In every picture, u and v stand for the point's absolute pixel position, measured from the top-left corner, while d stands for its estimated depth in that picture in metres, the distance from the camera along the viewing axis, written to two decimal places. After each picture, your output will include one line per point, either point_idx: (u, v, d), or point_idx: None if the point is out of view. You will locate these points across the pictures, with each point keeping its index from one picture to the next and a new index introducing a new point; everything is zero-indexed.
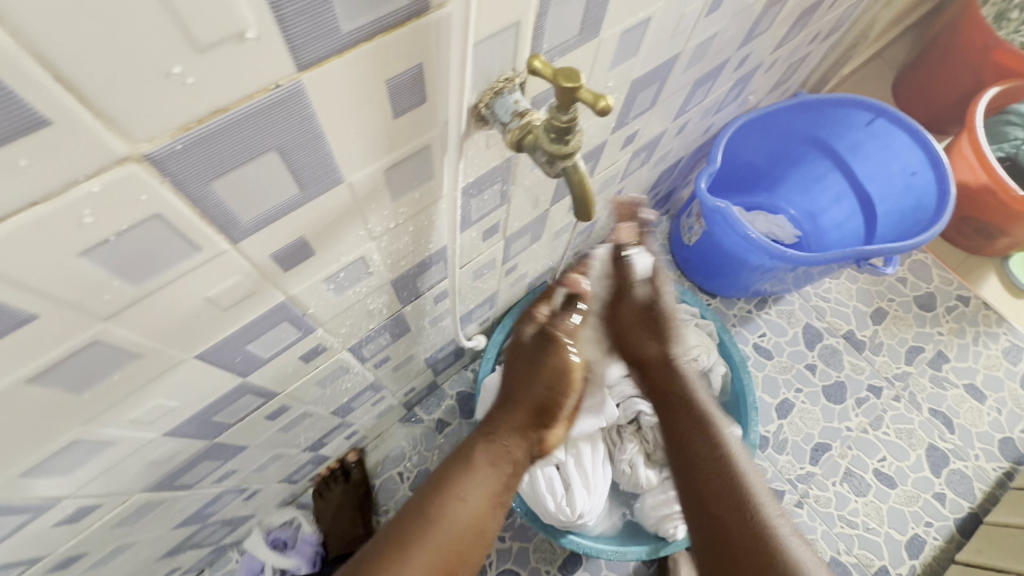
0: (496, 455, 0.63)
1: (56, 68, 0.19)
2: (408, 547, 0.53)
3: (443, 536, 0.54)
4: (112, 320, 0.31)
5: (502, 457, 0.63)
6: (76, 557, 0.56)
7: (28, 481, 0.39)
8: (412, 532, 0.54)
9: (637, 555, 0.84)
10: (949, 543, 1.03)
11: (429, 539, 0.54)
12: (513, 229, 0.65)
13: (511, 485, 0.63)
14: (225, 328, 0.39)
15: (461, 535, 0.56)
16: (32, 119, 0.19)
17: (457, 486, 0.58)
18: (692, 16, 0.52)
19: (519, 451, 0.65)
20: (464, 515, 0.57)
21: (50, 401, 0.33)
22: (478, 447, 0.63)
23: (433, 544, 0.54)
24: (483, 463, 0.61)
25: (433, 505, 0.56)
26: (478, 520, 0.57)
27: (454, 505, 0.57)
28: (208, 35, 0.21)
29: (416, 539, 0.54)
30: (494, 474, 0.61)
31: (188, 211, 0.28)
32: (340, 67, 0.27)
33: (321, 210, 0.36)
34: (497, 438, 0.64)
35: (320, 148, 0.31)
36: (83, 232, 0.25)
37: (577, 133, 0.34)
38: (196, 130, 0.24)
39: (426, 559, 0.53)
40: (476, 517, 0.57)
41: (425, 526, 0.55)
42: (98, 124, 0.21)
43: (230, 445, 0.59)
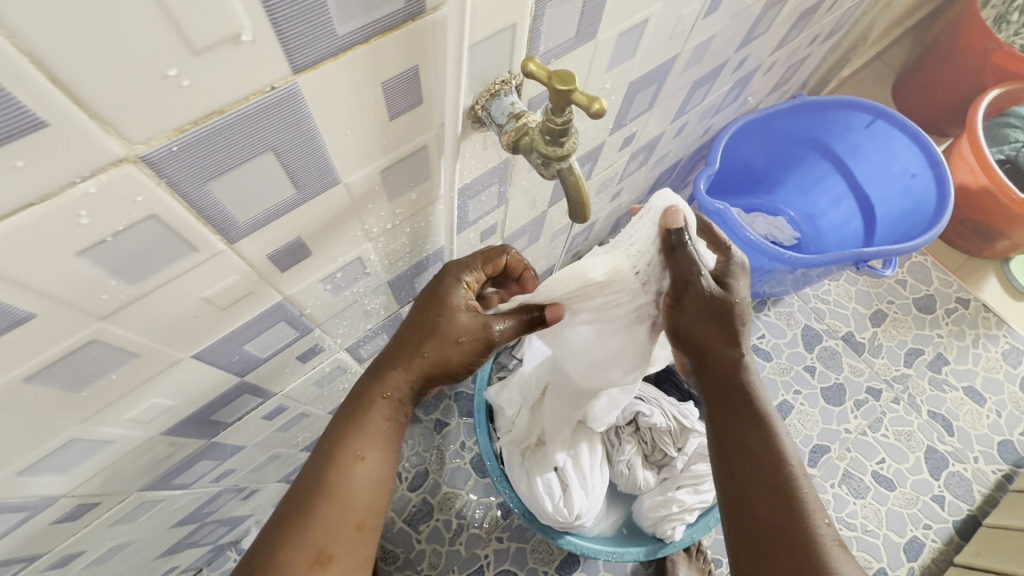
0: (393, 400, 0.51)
1: (52, 70, 0.19)
2: (302, 529, 0.46)
3: (341, 505, 0.47)
4: (110, 320, 0.31)
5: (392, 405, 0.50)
6: (74, 555, 0.56)
7: (26, 479, 0.39)
8: (305, 510, 0.47)
9: (635, 555, 0.86)
10: (948, 545, 1.02)
11: (326, 514, 0.47)
12: (510, 229, 0.65)
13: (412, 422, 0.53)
14: (222, 328, 0.39)
15: (362, 496, 0.48)
16: (28, 121, 0.20)
17: (349, 445, 0.49)
18: (689, 19, 0.52)
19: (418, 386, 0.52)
20: (363, 477, 0.48)
21: (48, 400, 0.33)
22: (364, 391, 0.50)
23: (333, 517, 0.47)
24: (376, 412, 0.50)
25: (324, 475, 0.48)
26: (380, 470, 0.49)
27: (347, 471, 0.48)
28: (204, 38, 0.22)
29: (310, 519, 0.46)
30: (392, 423, 0.51)
31: (185, 212, 0.28)
32: (335, 69, 0.27)
33: (317, 210, 0.36)
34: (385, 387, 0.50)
35: (316, 149, 0.31)
36: (80, 232, 0.25)
37: (572, 135, 0.35)
38: (192, 131, 0.24)
39: (326, 533, 0.46)
40: (380, 470, 0.49)
41: (318, 501, 0.47)
42: (95, 126, 0.21)
43: (228, 444, 0.60)
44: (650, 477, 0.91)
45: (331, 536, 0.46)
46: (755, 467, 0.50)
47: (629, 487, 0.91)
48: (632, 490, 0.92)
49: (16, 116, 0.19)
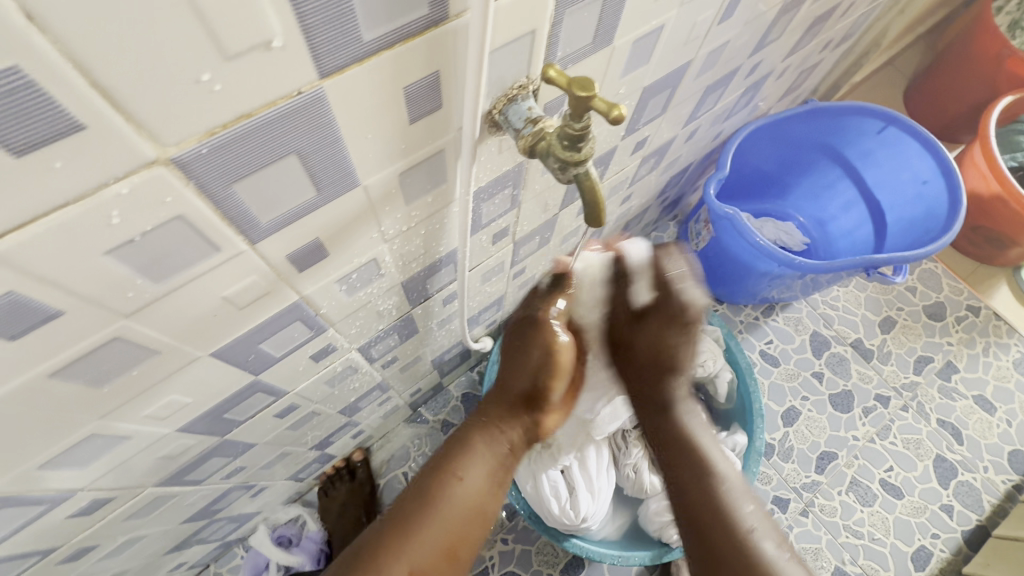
0: (496, 437, 0.60)
1: (91, 74, 0.19)
2: (405, 540, 0.50)
3: (440, 524, 0.52)
4: (133, 318, 0.31)
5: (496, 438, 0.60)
6: (87, 549, 0.57)
7: (45, 473, 0.40)
8: (407, 522, 0.51)
9: (641, 559, 0.84)
10: (956, 555, 1.02)
11: (427, 529, 0.51)
12: (522, 232, 0.66)
13: (508, 465, 0.60)
14: (240, 327, 0.40)
15: (460, 521, 0.53)
16: (66, 123, 0.20)
17: (454, 469, 0.56)
18: (704, 25, 0.52)
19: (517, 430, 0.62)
20: (463, 500, 0.54)
21: (72, 395, 0.34)
22: (475, 428, 0.59)
23: (432, 535, 0.51)
24: (481, 446, 0.58)
25: (431, 492, 0.53)
26: (478, 501, 0.55)
27: (450, 490, 0.54)
28: (236, 44, 0.22)
29: (413, 531, 0.51)
30: (491, 454, 0.59)
31: (210, 212, 0.28)
32: (360, 74, 0.28)
33: (337, 212, 0.36)
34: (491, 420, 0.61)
35: (337, 152, 0.31)
36: (110, 231, 0.25)
37: (589, 140, 0.35)
38: (221, 134, 0.25)
39: (425, 549, 0.50)
40: (476, 501, 0.55)
41: (420, 514, 0.52)
42: (129, 129, 0.22)
43: (240, 441, 0.60)
44: (656, 481, 0.90)
45: (429, 554, 0.50)
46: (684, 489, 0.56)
47: (635, 491, 0.92)
48: (639, 494, 0.92)
49: (54, 118, 0.20)
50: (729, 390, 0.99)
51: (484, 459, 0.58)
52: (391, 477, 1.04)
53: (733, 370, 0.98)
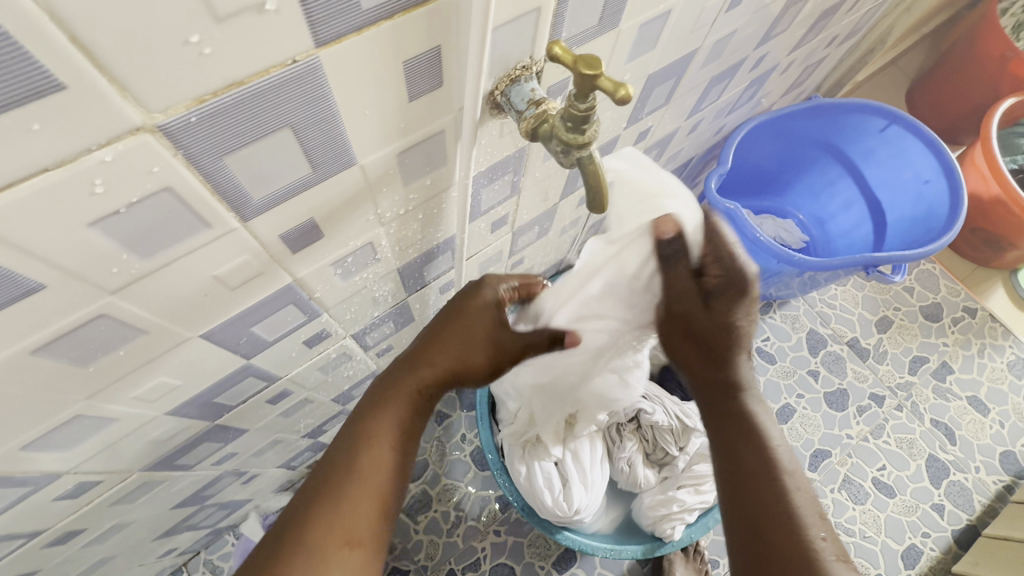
0: (418, 396, 0.53)
1: (72, 30, 0.18)
2: (333, 510, 0.44)
3: (366, 487, 0.46)
4: (120, 294, 0.30)
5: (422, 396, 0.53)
6: (75, 533, 0.56)
7: (29, 455, 0.39)
8: (333, 494, 0.45)
9: (633, 553, 0.86)
10: (946, 554, 1.02)
11: (353, 494, 0.45)
12: (522, 221, 0.65)
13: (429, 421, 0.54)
14: (231, 308, 0.39)
15: (390, 480, 0.48)
16: (47, 82, 0.19)
17: (372, 428, 0.49)
18: (711, 12, 0.51)
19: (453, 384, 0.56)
20: (390, 461, 0.48)
21: (56, 374, 0.33)
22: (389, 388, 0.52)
23: (361, 499, 0.45)
24: (399, 404, 0.51)
25: (352, 457, 0.47)
26: (404, 459, 0.50)
27: (374, 452, 0.48)
28: (228, 5, 0.21)
29: (337, 498, 0.44)
30: (415, 409, 0.52)
31: (199, 185, 0.27)
32: (358, 45, 0.26)
33: (333, 191, 0.35)
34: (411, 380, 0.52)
35: (333, 128, 0.30)
36: (95, 201, 0.24)
37: (594, 122, 0.34)
38: (211, 102, 0.24)
39: (354, 514, 0.44)
40: (404, 459, 0.50)
41: (342, 480, 0.45)
42: (114, 92, 0.21)
43: (231, 427, 0.59)
44: (650, 475, 0.90)
45: (361, 516, 0.45)
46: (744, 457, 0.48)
47: (629, 485, 0.91)
48: (632, 488, 0.91)
49: (33, 75, 0.19)
50: None
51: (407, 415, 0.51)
52: None
53: None
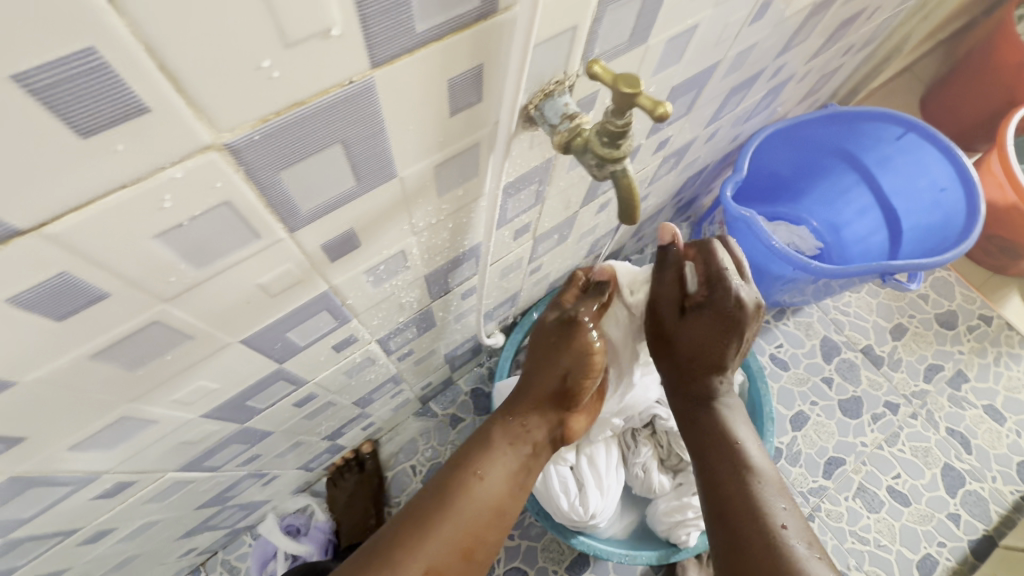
0: (519, 435, 0.59)
1: (160, 57, 0.20)
2: (423, 534, 0.51)
3: (452, 522, 0.52)
4: (173, 302, 0.32)
5: (519, 439, 0.59)
6: (106, 531, 0.58)
7: (75, 455, 0.40)
8: (427, 519, 0.52)
9: (647, 559, 0.85)
10: (962, 564, 1.02)
11: (443, 528, 0.51)
12: (543, 229, 0.66)
13: (530, 466, 0.60)
14: (270, 314, 0.40)
15: (478, 521, 0.53)
16: (133, 106, 0.20)
17: (472, 466, 0.56)
18: (735, 26, 0.52)
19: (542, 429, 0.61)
20: (482, 501, 0.54)
21: (108, 377, 0.34)
22: (495, 427, 0.59)
23: (446, 533, 0.51)
24: (502, 444, 0.58)
25: (450, 489, 0.54)
26: (495, 501, 0.55)
27: (467, 488, 0.54)
28: (298, 32, 0.22)
29: (428, 528, 0.51)
30: (513, 454, 0.58)
31: (254, 199, 0.28)
32: (410, 65, 0.28)
33: (372, 203, 0.36)
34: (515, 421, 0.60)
35: (379, 143, 0.31)
36: (162, 215, 0.26)
37: (628, 138, 0.35)
38: (274, 121, 0.25)
39: (441, 548, 0.51)
40: (493, 501, 0.55)
41: (435, 510, 0.52)
42: (190, 113, 0.22)
43: (258, 429, 0.61)
44: (665, 481, 0.90)
45: (444, 551, 0.51)
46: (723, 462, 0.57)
47: (644, 491, 0.92)
48: (647, 493, 0.92)
49: (122, 100, 0.20)
50: (740, 392, 0.99)
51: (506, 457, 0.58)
52: (399, 470, 1.05)
53: (744, 372, 0.98)
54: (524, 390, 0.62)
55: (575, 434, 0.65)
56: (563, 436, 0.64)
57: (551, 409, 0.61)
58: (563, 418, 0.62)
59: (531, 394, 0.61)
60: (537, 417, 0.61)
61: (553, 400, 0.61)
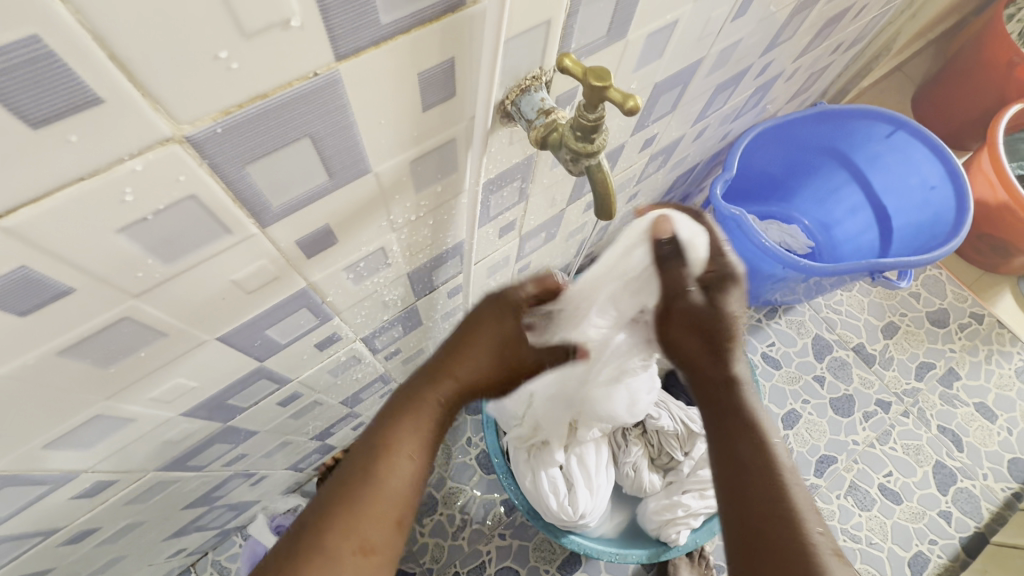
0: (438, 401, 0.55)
1: (111, 47, 0.19)
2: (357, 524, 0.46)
3: (381, 499, 0.47)
4: (142, 298, 0.31)
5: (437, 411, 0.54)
6: (89, 532, 0.57)
7: (50, 454, 0.40)
8: (358, 507, 0.46)
9: (638, 557, 0.87)
10: (954, 561, 1.02)
11: (372, 508, 0.47)
12: (529, 226, 0.66)
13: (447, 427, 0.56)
14: (247, 312, 0.40)
15: (405, 491, 0.49)
16: (85, 96, 0.20)
17: (392, 441, 0.50)
18: (717, 22, 0.52)
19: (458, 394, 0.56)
20: (413, 476, 0.50)
21: (79, 375, 0.34)
22: (412, 395, 0.54)
23: (377, 511, 0.47)
24: (424, 417, 0.53)
25: (374, 473, 0.48)
26: (422, 469, 0.51)
27: (390, 462, 0.49)
28: (255, 23, 0.22)
29: (362, 513, 0.46)
30: (434, 425, 0.54)
31: (222, 192, 0.28)
32: (376, 58, 0.27)
33: (347, 198, 0.36)
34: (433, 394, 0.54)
35: (351, 137, 0.31)
36: (124, 208, 0.25)
37: (602, 132, 0.35)
38: (235, 114, 0.25)
39: (377, 531, 0.47)
40: (420, 469, 0.51)
41: (360, 492, 0.47)
42: (146, 104, 0.22)
43: (243, 429, 0.60)
44: (655, 480, 0.90)
45: (377, 529, 0.47)
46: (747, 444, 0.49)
47: (634, 490, 0.91)
48: (637, 492, 0.92)
49: (72, 90, 0.20)
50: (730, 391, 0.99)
51: (427, 423, 0.53)
52: None
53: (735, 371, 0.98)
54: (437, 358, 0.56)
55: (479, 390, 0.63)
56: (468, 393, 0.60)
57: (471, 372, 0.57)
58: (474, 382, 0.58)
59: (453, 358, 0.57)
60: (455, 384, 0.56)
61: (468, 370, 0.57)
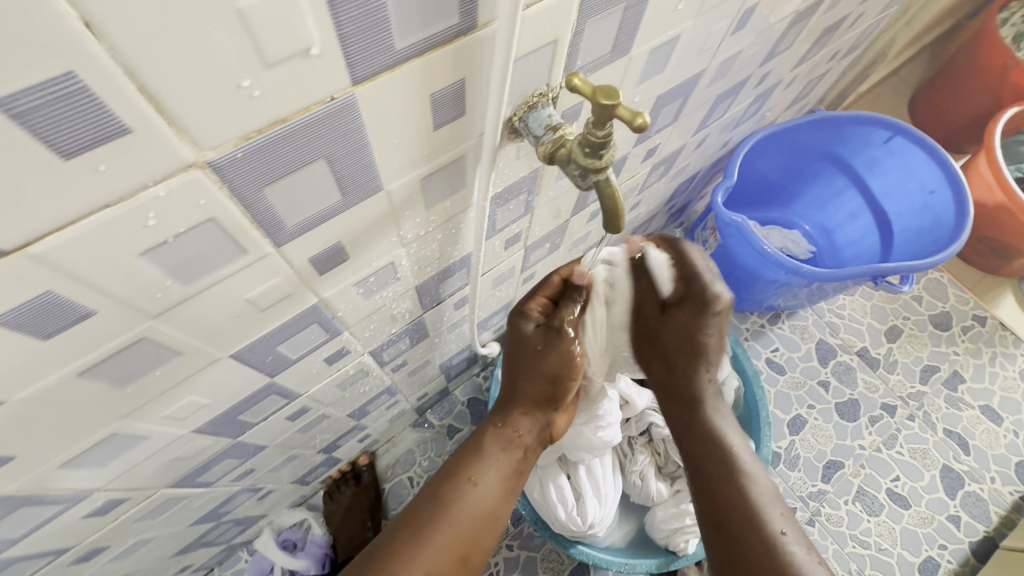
0: (511, 440, 0.60)
1: (141, 80, 0.20)
2: (417, 543, 0.50)
3: (447, 530, 0.52)
4: (160, 318, 0.32)
5: (511, 444, 0.60)
6: (99, 550, 0.57)
7: (66, 473, 0.40)
8: (424, 527, 0.51)
9: (647, 567, 0.83)
10: (964, 566, 1.01)
11: (438, 537, 0.51)
12: (534, 237, 0.66)
13: (521, 471, 0.60)
14: (260, 328, 0.40)
15: (471, 528, 0.53)
16: (113, 126, 0.21)
17: (467, 472, 0.56)
18: (718, 35, 0.53)
19: (530, 429, 0.61)
20: (476, 505, 0.54)
21: (97, 395, 0.34)
22: (488, 433, 0.60)
23: (442, 541, 0.51)
24: (494, 449, 0.58)
25: (444, 497, 0.54)
26: (488, 507, 0.55)
27: (459, 493, 0.54)
28: (277, 52, 0.23)
29: (425, 534, 0.51)
30: (504, 459, 0.59)
31: (240, 215, 0.29)
32: (391, 81, 0.28)
33: (359, 216, 0.37)
34: (504, 427, 0.60)
35: (364, 158, 0.32)
36: (146, 233, 0.26)
37: (610, 148, 0.35)
38: (256, 139, 0.25)
39: (437, 554, 0.50)
40: (485, 507, 0.55)
41: (432, 515, 0.52)
42: (171, 132, 0.22)
43: (251, 443, 0.60)
44: (662, 488, 0.90)
45: (439, 559, 0.50)
46: (712, 467, 0.57)
47: (642, 498, 0.91)
48: (645, 501, 0.91)
49: (102, 121, 0.20)
50: (736, 396, 0.99)
51: (494, 456, 0.58)
52: (396, 481, 1.04)
53: (740, 377, 0.98)
54: (510, 396, 0.62)
55: (557, 431, 0.67)
56: (548, 437, 0.65)
57: (539, 412, 0.62)
58: (542, 424, 0.62)
59: (521, 396, 0.61)
60: (524, 426, 0.61)
61: (541, 406, 0.61)
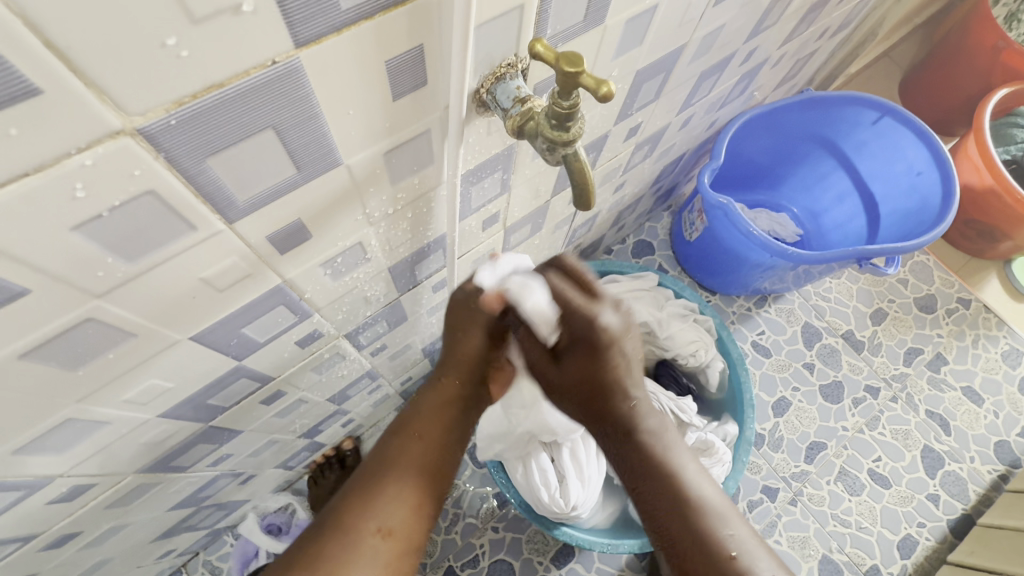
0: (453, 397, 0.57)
1: (47, 35, 0.18)
2: (372, 499, 0.49)
3: (401, 486, 0.50)
4: (105, 297, 0.30)
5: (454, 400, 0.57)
6: (71, 536, 0.56)
7: (21, 459, 0.39)
8: (377, 484, 0.50)
9: (629, 547, 0.85)
10: (942, 543, 1.03)
11: (394, 491, 0.50)
12: (513, 218, 0.65)
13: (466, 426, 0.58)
14: (221, 309, 0.39)
15: (425, 478, 0.52)
16: (22, 87, 0.19)
17: (412, 430, 0.54)
18: (699, 6, 0.51)
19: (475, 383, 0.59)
20: (425, 459, 0.53)
21: (44, 378, 0.33)
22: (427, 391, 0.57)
23: (400, 499, 0.50)
24: (439, 406, 0.56)
25: (392, 455, 0.52)
26: (438, 459, 0.54)
27: (408, 453, 0.53)
28: (203, 7, 0.21)
29: (378, 493, 0.49)
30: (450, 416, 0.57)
31: (183, 188, 0.27)
32: (338, 45, 0.26)
33: (318, 192, 0.35)
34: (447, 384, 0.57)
35: (316, 128, 0.30)
36: (76, 206, 0.24)
37: (578, 120, 0.34)
38: (190, 105, 0.24)
39: (394, 508, 0.49)
40: (435, 463, 0.53)
41: (383, 475, 0.50)
42: (91, 96, 0.21)
43: (225, 428, 0.59)
44: None
45: (399, 512, 0.49)
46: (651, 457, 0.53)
47: None
48: None
49: (7, 81, 0.19)
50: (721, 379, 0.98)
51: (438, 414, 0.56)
52: None
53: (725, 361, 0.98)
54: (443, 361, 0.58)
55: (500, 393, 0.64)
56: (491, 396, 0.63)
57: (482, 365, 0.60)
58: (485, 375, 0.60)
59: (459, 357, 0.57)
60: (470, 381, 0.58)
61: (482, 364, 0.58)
